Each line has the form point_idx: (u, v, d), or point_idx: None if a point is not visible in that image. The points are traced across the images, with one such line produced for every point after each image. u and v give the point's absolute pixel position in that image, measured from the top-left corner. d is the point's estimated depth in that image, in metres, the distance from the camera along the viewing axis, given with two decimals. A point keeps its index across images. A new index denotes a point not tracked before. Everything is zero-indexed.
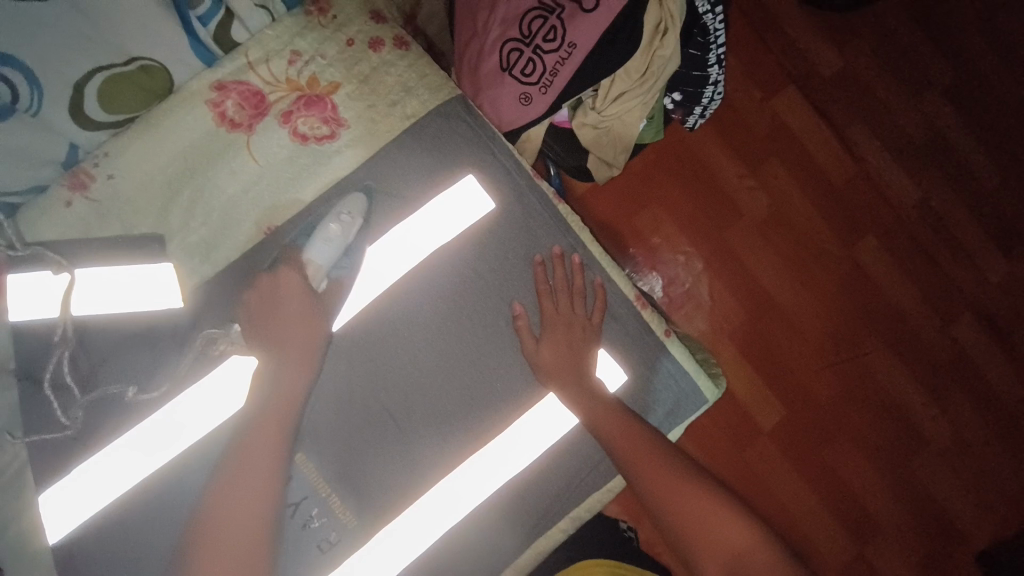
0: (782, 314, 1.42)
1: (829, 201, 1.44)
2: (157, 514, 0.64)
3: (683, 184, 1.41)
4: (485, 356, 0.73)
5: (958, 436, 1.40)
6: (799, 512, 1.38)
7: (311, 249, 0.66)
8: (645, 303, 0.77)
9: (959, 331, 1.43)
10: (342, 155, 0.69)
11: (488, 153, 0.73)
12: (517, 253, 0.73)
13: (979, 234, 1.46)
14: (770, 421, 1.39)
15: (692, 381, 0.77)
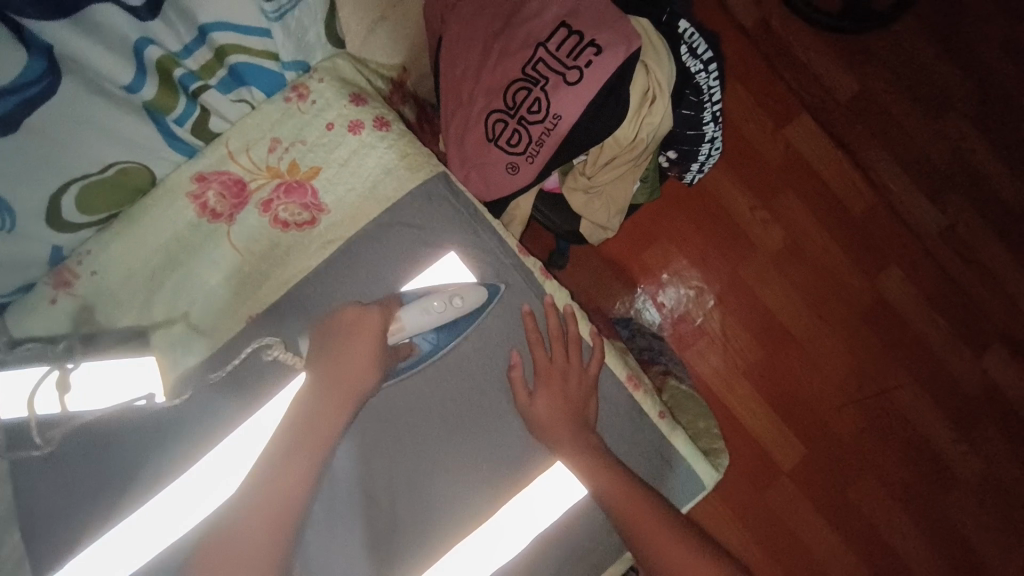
0: (801, 351, 1.36)
1: (848, 230, 1.38)
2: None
3: (694, 218, 1.38)
4: (471, 424, 0.70)
5: (995, 476, 1.33)
6: (824, 562, 1.31)
7: (407, 313, 0.63)
8: (639, 383, 0.74)
9: (992, 364, 1.36)
10: (322, 239, 0.68)
11: (472, 229, 0.71)
12: (502, 330, 0.71)
13: (1011, 260, 1.38)
14: (790, 461, 1.33)
15: (687, 463, 0.75)
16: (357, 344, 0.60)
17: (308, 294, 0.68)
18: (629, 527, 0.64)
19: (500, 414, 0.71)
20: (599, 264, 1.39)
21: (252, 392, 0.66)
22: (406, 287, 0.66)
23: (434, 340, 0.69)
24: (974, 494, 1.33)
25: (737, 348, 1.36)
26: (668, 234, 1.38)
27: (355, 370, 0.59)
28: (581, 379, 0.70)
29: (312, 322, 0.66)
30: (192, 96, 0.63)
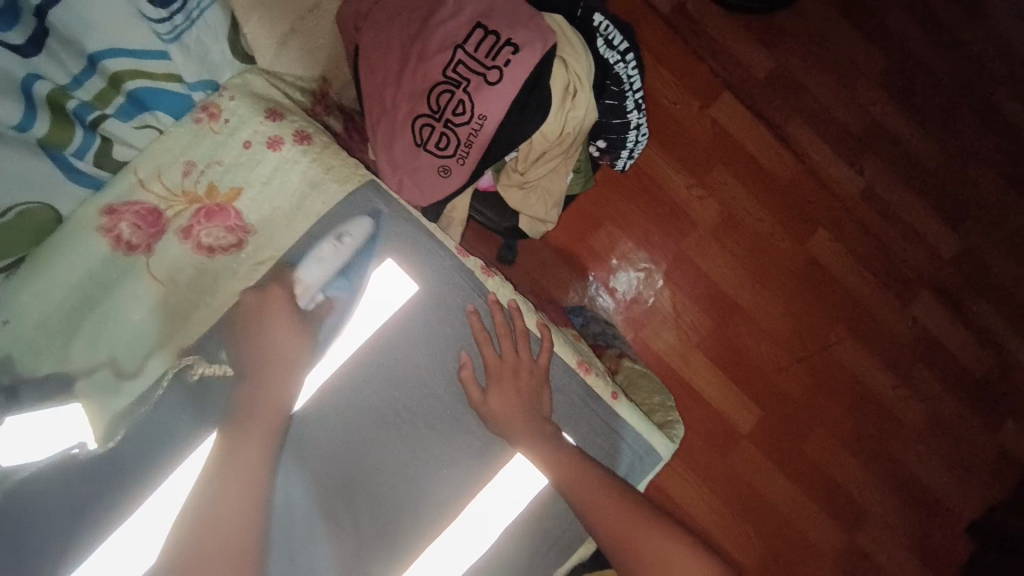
0: (748, 319, 1.42)
1: (777, 198, 1.45)
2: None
3: (635, 201, 1.42)
4: (425, 423, 0.71)
5: (931, 412, 1.44)
6: (788, 512, 1.39)
7: (303, 267, 0.66)
8: (589, 368, 0.75)
9: (919, 311, 1.46)
10: (252, 261, 0.66)
11: (408, 235, 0.71)
12: (449, 332, 0.72)
13: (925, 211, 1.49)
14: (747, 423, 1.41)
15: (644, 440, 0.76)
16: (267, 314, 0.64)
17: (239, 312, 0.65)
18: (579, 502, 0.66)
19: (455, 414, 0.71)
20: (550, 254, 1.40)
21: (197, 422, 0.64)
22: (309, 266, 0.66)
23: (347, 285, 0.69)
24: (915, 433, 1.44)
25: (687, 322, 1.42)
26: (612, 218, 1.42)
27: (270, 342, 0.64)
28: (532, 373, 0.71)
29: (249, 347, 0.64)
30: (90, 127, 0.61)
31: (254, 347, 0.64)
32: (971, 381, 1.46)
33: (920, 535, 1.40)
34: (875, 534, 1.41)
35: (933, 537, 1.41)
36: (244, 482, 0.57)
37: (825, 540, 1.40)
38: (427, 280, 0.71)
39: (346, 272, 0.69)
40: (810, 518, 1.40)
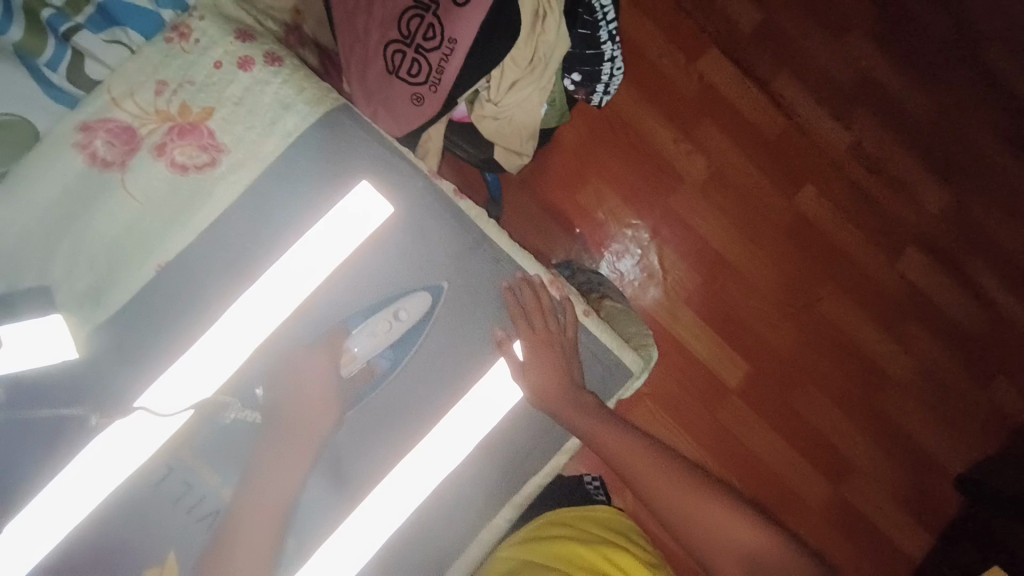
0: (735, 274, 1.44)
1: (765, 154, 1.46)
2: (102, 564, 0.64)
3: (621, 157, 1.43)
4: (399, 348, 0.72)
5: (917, 365, 1.46)
6: (773, 462, 1.42)
7: (355, 339, 0.69)
8: (561, 285, 0.77)
9: (906, 266, 1.47)
10: (226, 181, 0.67)
11: (382, 160, 0.71)
12: (423, 254, 0.72)
13: (917, 167, 1.48)
14: (734, 376, 1.43)
15: (616, 355, 0.79)
16: (310, 368, 0.67)
17: (220, 230, 0.67)
18: (636, 478, 0.73)
19: (432, 339, 0.73)
20: (536, 209, 1.42)
21: (177, 334, 0.66)
22: (364, 339, 0.70)
23: (391, 355, 0.72)
24: (902, 384, 1.46)
25: (674, 275, 1.43)
26: (599, 172, 1.43)
27: (307, 398, 0.67)
28: (502, 293, 0.74)
29: (232, 268, 0.67)
30: (63, 38, 0.65)
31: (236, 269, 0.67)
32: (959, 334, 1.47)
33: (907, 485, 1.43)
34: (863, 485, 1.43)
35: (920, 487, 1.44)
36: (257, 540, 0.64)
37: (812, 490, 1.42)
38: (401, 203, 0.71)
39: (394, 345, 0.71)
40: (795, 467, 1.42)
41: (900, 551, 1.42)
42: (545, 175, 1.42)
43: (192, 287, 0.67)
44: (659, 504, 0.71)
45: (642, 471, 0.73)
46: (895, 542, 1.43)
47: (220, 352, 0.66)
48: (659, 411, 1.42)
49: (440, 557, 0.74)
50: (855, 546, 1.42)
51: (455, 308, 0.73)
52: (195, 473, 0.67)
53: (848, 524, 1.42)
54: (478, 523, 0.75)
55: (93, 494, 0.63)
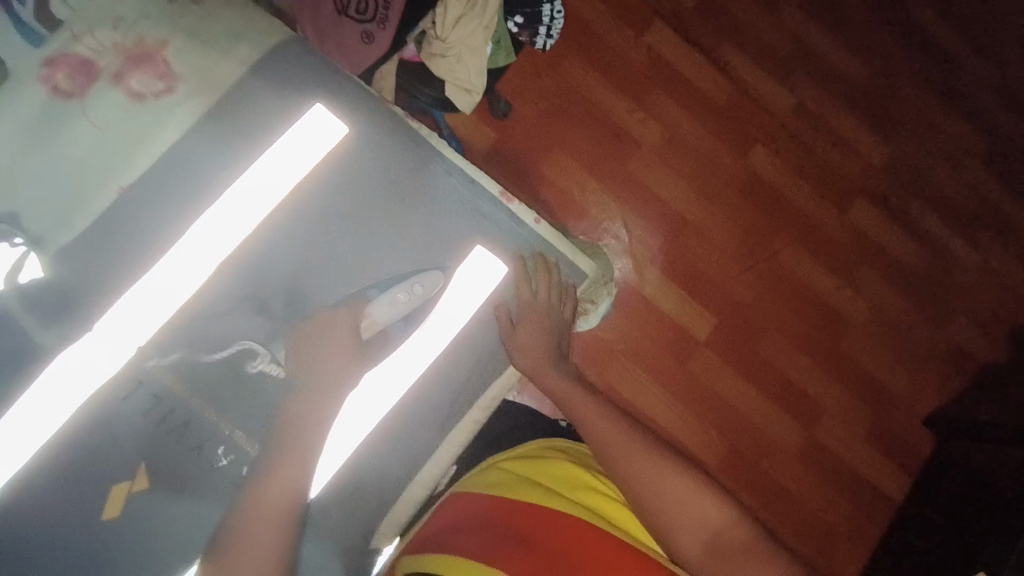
0: (696, 232, 1.49)
1: (716, 119, 1.52)
2: (80, 479, 0.67)
3: (577, 126, 1.48)
4: (364, 262, 0.76)
5: (876, 309, 1.52)
6: (747, 411, 1.47)
7: (375, 305, 0.75)
8: (512, 198, 0.81)
9: (856, 216, 1.53)
10: (182, 107, 0.71)
11: (333, 84, 0.76)
12: (380, 173, 0.76)
13: (859, 124, 1.56)
14: (703, 330, 1.47)
15: (571, 261, 0.82)
16: (331, 335, 0.73)
17: (181, 153, 0.72)
18: (602, 448, 0.74)
19: (394, 254, 0.77)
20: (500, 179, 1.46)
21: (145, 251, 0.71)
22: (383, 308, 0.75)
23: (404, 328, 0.76)
24: (864, 327, 1.52)
25: (638, 237, 1.48)
26: (560, 142, 1.48)
27: (332, 364, 0.72)
28: (453, 204, 0.78)
29: (193, 189, 0.72)
30: None
31: (194, 189, 0.72)
32: (913, 279, 1.54)
33: (874, 426, 1.50)
34: (834, 428, 1.49)
35: (887, 427, 1.50)
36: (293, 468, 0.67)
37: (785, 436, 1.47)
38: (354, 125, 0.76)
39: (411, 318, 0.76)
40: (768, 414, 1.47)
41: (870, 486, 1.49)
42: (506, 147, 1.47)
43: (155, 208, 0.71)
44: (630, 473, 0.71)
45: (614, 442, 0.74)
46: (868, 480, 1.49)
47: (186, 267, 0.71)
48: (633, 368, 1.45)
49: (414, 460, 0.76)
50: (828, 487, 1.47)
51: (414, 224, 0.77)
52: (164, 387, 0.70)
53: (821, 467, 1.48)
54: (446, 424, 0.77)
55: (64, 410, 0.67)
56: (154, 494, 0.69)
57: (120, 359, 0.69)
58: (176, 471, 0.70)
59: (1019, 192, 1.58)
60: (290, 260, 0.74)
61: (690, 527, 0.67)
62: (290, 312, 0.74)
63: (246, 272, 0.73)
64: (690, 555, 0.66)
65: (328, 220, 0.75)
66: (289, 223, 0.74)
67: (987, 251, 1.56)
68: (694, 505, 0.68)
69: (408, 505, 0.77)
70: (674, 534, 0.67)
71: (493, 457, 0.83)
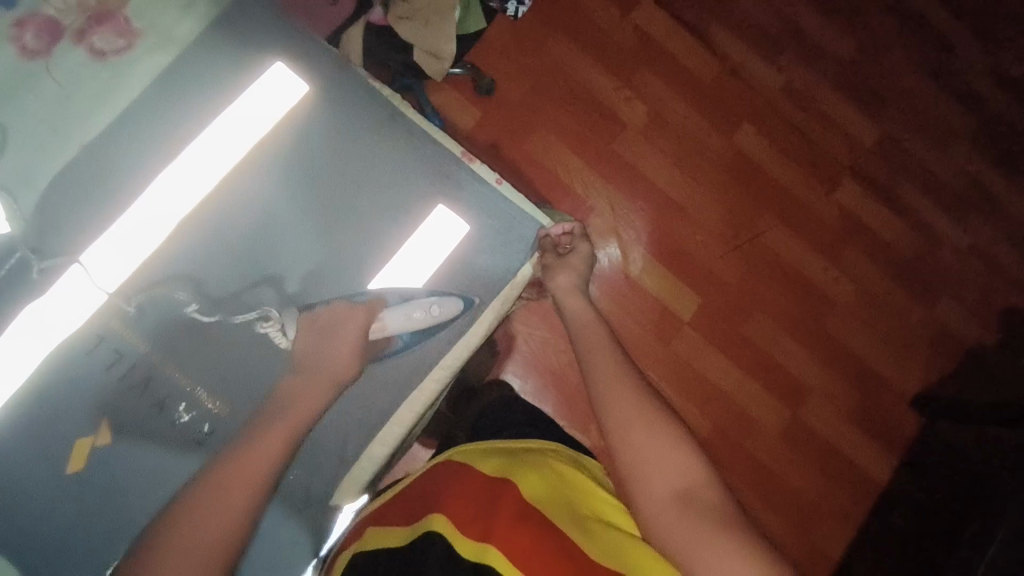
0: (682, 212, 1.48)
1: (703, 99, 1.50)
2: (41, 432, 0.68)
3: (562, 105, 1.46)
4: (334, 216, 0.76)
5: (861, 289, 1.51)
6: (732, 391, 1.46)
7: (391, 311, 0.74)
8: (473, 157, 0.81)
9: (844, 197, 1.53)
10: (141, 62, 0.74)
11: (294, 43, 0.77)
12: (345, 131, 0.77)
13: (849, 105, 1.54)
14: (688, 310, 1.46)
15: (533, 221, 0.82)
16: (343, 328, 0.71)
17: (140, 108, 0.73)
18: (598, 390, 0.71)
19: (364, 208, 0.77)
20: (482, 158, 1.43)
21: (105, 207, 0.71)
22: (397, 317, 0.74)
23: (409, 338, 0.77)
24: (850, 308, 1.50)
25: (622, 216, 1.46)
26: (544, 122, 1.45)
27: (338, 355, 0.69)
28: (418, 162, 0.79)
29: (156, 146, 0.73)
30: None
31: (154, 141, 0.73)
32: (900, 261, 1.53)
33: (861, 408, 1.48)
34: (818, 408, 1.47)
35: (875, 408, 1.49)
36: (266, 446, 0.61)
37: (769, 416, 1.46)
38: (315, 84, 0.76)
39: (418, 333, 0.76)
40: (751, 393, 1.46)
41: (856, 468, 1.47)
42: (490, 125, 1.44)
43: (116, 163, 0.72)
44: (608, 415, 0.69)
45: (609, 382, 0.71)
46: (855, 463, 1.47)
47: (147, 221, 0.71)
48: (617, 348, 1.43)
49: (372, 421, 0.77)
50: (812, 467, 1.45)
51: (378, 181, 0.77)
52: (124, 341, 0.70)
53: (807, 446, 1.46)
54: (406, 385, 0.78)
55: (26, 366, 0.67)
56: (117, 449, 0.69)
57: (81, 314, 0.69)
58: (137, 426, 0.69)
59: (1009, 172, 1.57)
60: (282, 224, 0.75)
61: (664, 480, 0.62)
62: (262, 281, 0.74)
63: (210, 229, 0.73)
64: (659, 502, 0.61)
65: (306, 184, 0.76)
66: (259, 180, 0.74)
67: (976, 231, 1.55)
68: (670, 456, 0.63)
69: (370, 467, 0.77)
70: (647, 481, 0.63)
71: (494, 442, 0.78)
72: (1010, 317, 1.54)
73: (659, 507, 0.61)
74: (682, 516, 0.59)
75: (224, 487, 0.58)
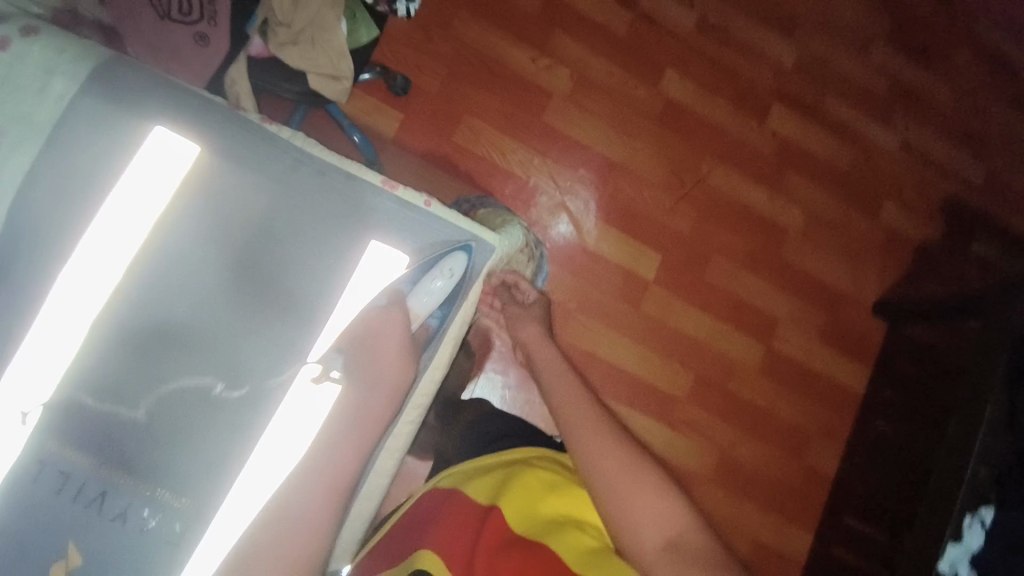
0: (625, 172, 1.45)
1: (623, 53, 1.46)
2: (8, 567, 0.66)
3: (483, 86, 1.39)
4: (278, 259, 0.74)
5: (809, 211, 1.53)
6: (709, 339, 1.45)
7: (415, 297, 0.77)
8: (395, 182, 0.80)
9: (776, 123, 1.53)
10: (10, 161, 0.68)
11: (174, 106, 0.73)
12: (259, 180, 0.74)
13: (764, 30, 1.53)
14: (651, 269, 1.44)
15: (471, 237, 0.80)
16: (387, 331, 0.73)
17: (23, 209, 0.68)
18: (574, 442, 0.73)
19: (308, 249, 0.75)
20: (413, 161, 1.35)
21: (10, 325, 0.67)
22: (421, 300, 0.77)
23: (440, 313, 0.80)
24: (801, 232, 1.52)
25: (568, 189, 1.42)
26: (468, 109, 1.38)
27: (387, 365, 0.73)
28: (345, 195, 0.77)
29: (47, 252, 0.68)
30: None
31: (39, 244, 0.68)
32: (839, 174, 1.55)
33: (830, 324, 1.52)
34: (790, 335, 1.50)
35: (843, 322, 1.53)
36: (332, 476, 0.67)
37: (745, 351, 1.47)
38: (209, 144, 0.73)
39: (444, 303, 0.80)
40: (727, 335, 1.46)
41: (838, 383, 1.51)
42: (415, 127, 1.36)
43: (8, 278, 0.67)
44: (592, 469, 0.70)
45: (589, 437, 0.72)
46: (836, 378, 1.51)
47: (62, 327, 0.67)
48: (589, 322, 1.40)
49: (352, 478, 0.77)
50: (796, 390, 1.49)
51: (307, 225, 0.75)
52: (67, 461, 0.67)
53: (786, 374, 1.49)
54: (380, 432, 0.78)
55: None
56: (87, 568, 0.68)
57: (14, 446, 0.66)
58: (104, 543, 0.68)
59: (923, 66, 1.60)
60: (215, 290, 0.72)
61: (649, 527, 0.63)
62: (223, 313, 0.72)
63: (134, 310, 0.70)
64: (652, 554, 0.62)
65: (233, 241, 0.73)
66: (179, 247, 0.71)
67: (904, 130, 1.59)
68: (651, 502, 0.65)
69: (359, 523, 0.78)
70: (637, 533, 0.63)
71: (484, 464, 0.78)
72: (947, 205, 1.60)
73: (654, 560, 0.61)
74: (673, 566, 0.59)
75: (299, 524, 0.63)
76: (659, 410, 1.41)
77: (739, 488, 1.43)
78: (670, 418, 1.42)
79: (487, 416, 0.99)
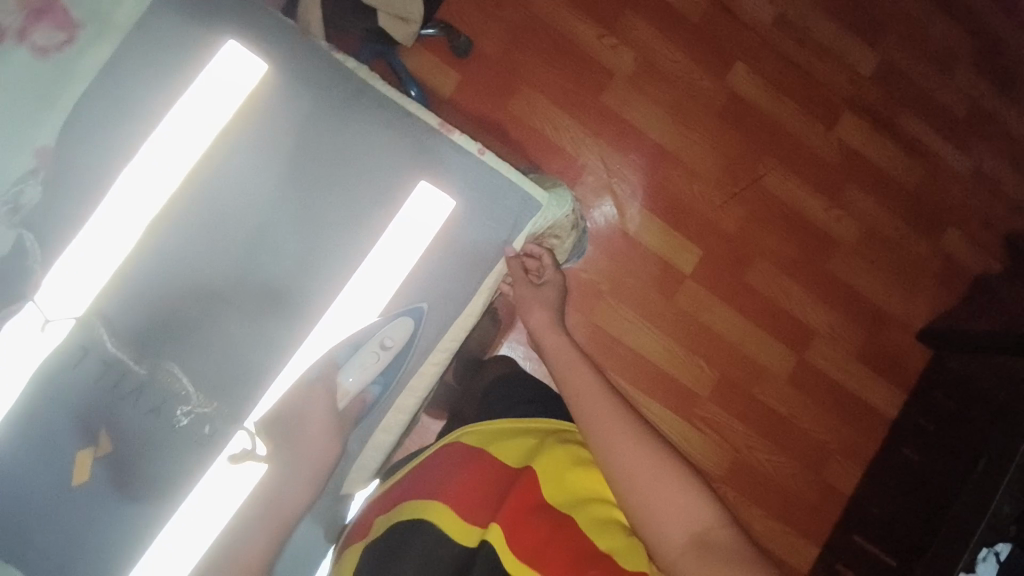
0: (677, 162, 1.41)
1: (693, 40, 1.42)
2: (46, 441, 0.70)
3: (545, 58, 1.37)
4: (313, 208, 0.75)
5: (864, 227, 1.46)
6: (740, 343, 1.42)
7: (345, 371, 0.72)
8: (452, 127, 0.80)
9: (844, 132, 1.46)
10: (87, 55, 0.71)
11: (248, 21, 0.74)
12: (318, 109, 0.75)
13: (846, 33, 1.46)
14: (690, 264, 1.41)
15: (519, 190, 0.79)
16: (311, 410, 0.70)
17: (96, 103, 0.71)
18: (591, 437, 0.70)
19: (343, 202, 0.75)
20: (464, 123, 1.34)
21: (72, 214, 0.70)
22: (352, 375, 0.73)
23: (382, 382, 0.75)
24: (853, 248, 1.46)
25: (616, 171, 1.39)
26: (527, 78, 1.36)
27: (309, 447, 0.70)
28: (398, 134, 0.77)
29: (116, 147, 0.71)
30: None
31: (108, 138, 0.71)
32: (901, 193, 1.47)
33: (869, 347, 1.46)
34: (825, 351, 1.45)
35: (883, 346, 1.46)
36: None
37: (776, 361, 1.43)
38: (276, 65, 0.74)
39: (384, 372, 0.75)
40: (758, 341, 1.42)
41: (867, 407, 1.46)
42: (472, 89, 1.35)
43: (75, 167, 0.70)
44: (611, 465, 0.67)
45: (606, 436, 0.69)
46: (866, 402, 1.46)
47: (119, 222, 0.70)
48: (619, 309, 1.38)
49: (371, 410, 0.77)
50: (822, 408, 1.44)
51: (347, 176, 0.75)
52: (110, 351, 0.70)
53: (813, 390, 1.44)
54: (406, 371, 0.77)
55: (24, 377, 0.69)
56: (116, 455, 0.71)
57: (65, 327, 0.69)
58: (137, 433, 0.71)
59: (1012, 91, 1.50)
60: (250, 227, 0.73)
61: (673, 524, 0.62)
62: (252, 256, 0.73)
63: (173, 235, 0.71)
64: (678, 550, 0.60)
65: (273, 184, 0.74)
66: (224, 180, 0.72)
67: (980, 157, 1.50)
68: (675, 496, 0.63)
69: (376, 454, 0.79)
70: (661, 533, 0.62)
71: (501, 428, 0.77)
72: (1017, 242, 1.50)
73: (680, 558, 0.60)
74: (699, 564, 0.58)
75: None
76: (676, 406, 1.39)
77: (748, 496, 1.40)
78: (687, 416, 1.39)
79: (509, 382, 0.98)
